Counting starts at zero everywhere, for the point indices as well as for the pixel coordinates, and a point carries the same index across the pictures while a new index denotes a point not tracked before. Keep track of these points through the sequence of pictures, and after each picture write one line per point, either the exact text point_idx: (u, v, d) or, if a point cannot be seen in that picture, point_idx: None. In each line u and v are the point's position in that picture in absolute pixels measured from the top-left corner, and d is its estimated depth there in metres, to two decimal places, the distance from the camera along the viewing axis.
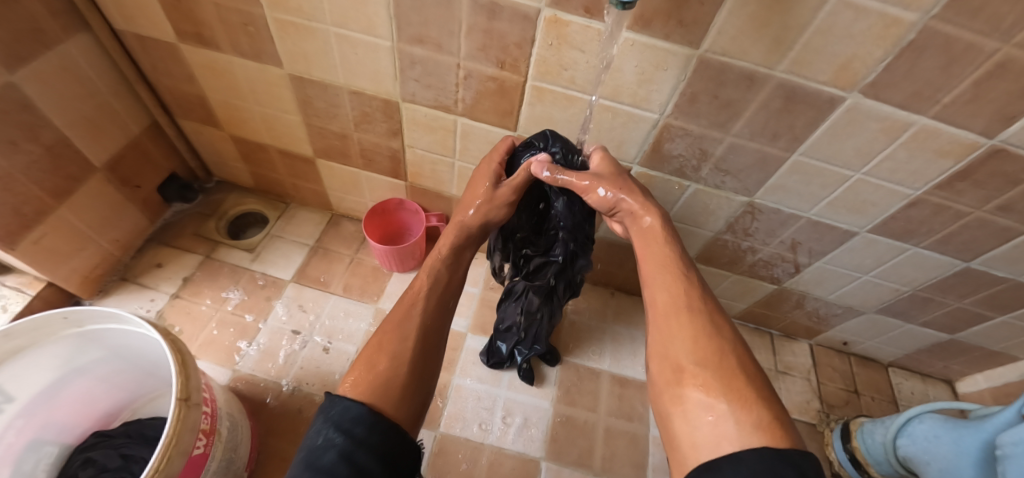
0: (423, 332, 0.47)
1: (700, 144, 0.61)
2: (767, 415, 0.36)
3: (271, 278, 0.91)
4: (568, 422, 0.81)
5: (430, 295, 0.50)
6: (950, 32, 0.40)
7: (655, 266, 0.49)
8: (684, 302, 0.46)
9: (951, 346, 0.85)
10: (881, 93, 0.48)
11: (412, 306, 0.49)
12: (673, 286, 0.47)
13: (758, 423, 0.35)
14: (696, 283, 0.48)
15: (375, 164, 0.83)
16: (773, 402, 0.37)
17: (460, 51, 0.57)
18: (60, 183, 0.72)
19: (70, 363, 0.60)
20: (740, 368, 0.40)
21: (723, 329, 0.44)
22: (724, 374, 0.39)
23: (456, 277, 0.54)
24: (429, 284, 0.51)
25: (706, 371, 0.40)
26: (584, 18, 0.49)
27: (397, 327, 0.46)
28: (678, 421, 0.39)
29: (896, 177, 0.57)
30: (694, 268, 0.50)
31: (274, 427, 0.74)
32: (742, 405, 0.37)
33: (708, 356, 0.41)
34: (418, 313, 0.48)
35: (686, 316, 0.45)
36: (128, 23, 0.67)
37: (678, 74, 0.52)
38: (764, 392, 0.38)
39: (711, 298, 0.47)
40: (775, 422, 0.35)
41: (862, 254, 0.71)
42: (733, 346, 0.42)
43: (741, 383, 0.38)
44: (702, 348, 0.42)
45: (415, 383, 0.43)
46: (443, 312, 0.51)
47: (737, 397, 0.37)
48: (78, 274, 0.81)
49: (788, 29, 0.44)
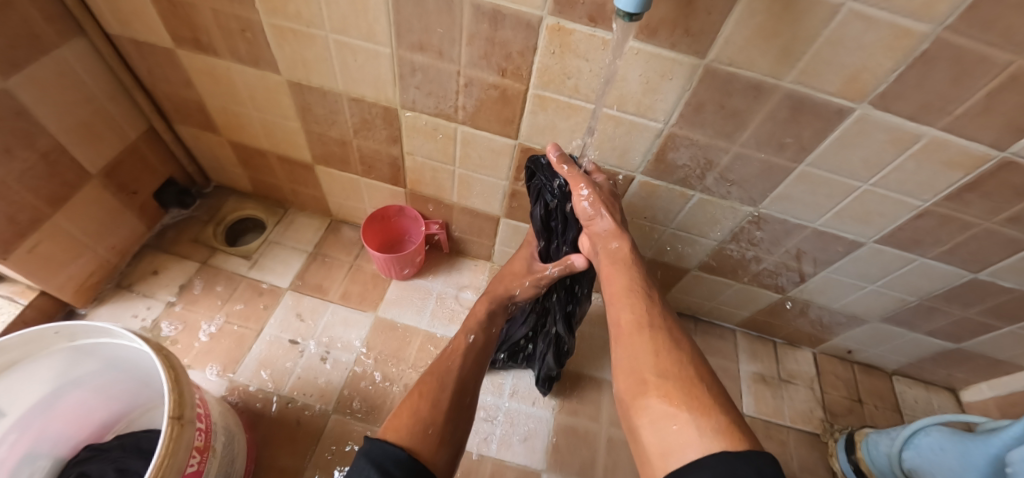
0: (459, 384, 0.55)
1: (705, 154, 0.60)
2: (725, 419, 0.38)
3: (269, 286, 0.90)
4: (570, 432, 0.80)
5: (466, 354, 0.59)
6: (962, 44, 0.39)
7: (619, 287, 0.53)
8: (647, 320, 0.49)
9: (955, 355, 0.84)
10: (891, 104, 0.47)
11: (450, 363, 0.57)
12: (637, 305, 0.50)
13: (719, 427, 0.37)
14: (658, 305, 0.52)
15: (375, 170, 0.82)
16: (730, 409, 0.39)
17: (461, 59, 0.56)
18: (57, 189, 0.71)
19: (66, 375, 0.59)
20: (698, 377, 0.43)
21: (683, 344, 0.47)
22: (685, 384, 0.42)
23: (490, 342, 0.64)
24: (466, 346, 0.60)
25: (671, 382, 0.42)
26: (588, 26, 0.48)
27: (437, 381, 0.54)
28: (646, 434, 0.41)
29: (904, 188, 0.56)
30: (654, 290, 0.54)
31: (272, 437, 0.73)
32: (703, 413, 0.38)
33: (670, 368, 0.43)
34: (455, 369, 0.56)
35: (649, 333, 0.47)
36: (124, 28, 0.66)
37: (684, 83, 0.51)
38: (720, 399, 0.40)
39: (672, 317, 0.51)
40: (731, 425, 0.37)
41: (867, 264, 0.71)
42: (691, 358, 0.45)
43: (699, 390, 0.41)
44: (664, 360, 0.44)
45: (450, 429, 0.49)
46: (479, 370, 0.59)
47: (697, 406, 0.39)
48: (73, 283, 0.80)
49: (797, 40, 0.43)
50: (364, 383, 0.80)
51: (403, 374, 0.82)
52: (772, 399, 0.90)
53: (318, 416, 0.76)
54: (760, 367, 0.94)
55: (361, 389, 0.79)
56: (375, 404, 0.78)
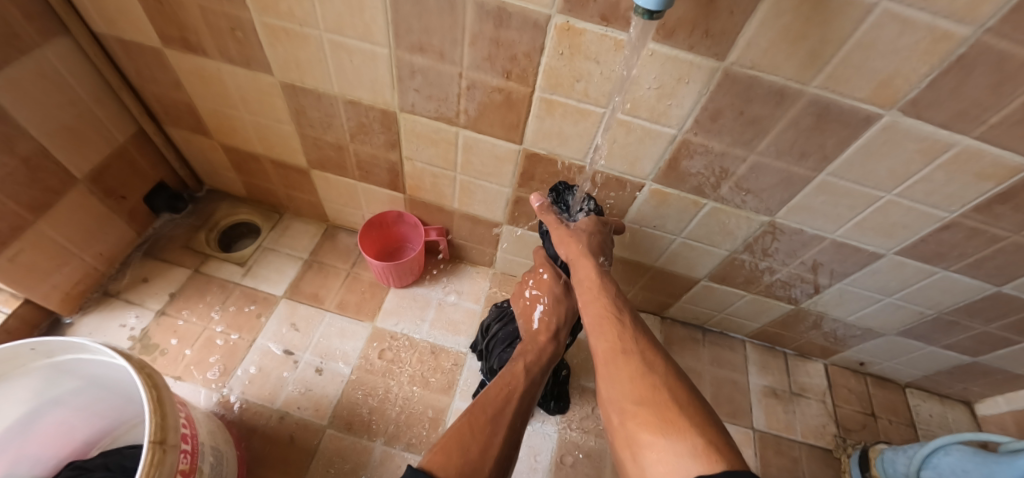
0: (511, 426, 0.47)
1: (721, 162, 0.57)
2: (703, 439, 0.34)
3: (263, 294, 0.87)
4: (574, 449, 0.77)
5: (524, 390, 0.52)
6: (1006, 48, 0.36)
7: (595, 316, 0.51)
8: (622, 347, 0.46)
9: (973, 369, 0.81)
10: (923, 112, 0.43)
11: (508, 400, 0.50)
12: (611, 333, 0.48)
13: (695, 450, 0.33)
14: (632, 328, 0.49)
15: (372, 176, 0.79)
16: (709, 427, 0.35)
17: (463, 60, 0.53)
18: (39, 196, 0.68)
19: (44, 394, 0.56)
20: (674, 398, 0.39)
21: (659, 365, 0.44)
22: (660, 408, 0.38)
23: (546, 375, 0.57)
24: (526, 385, 0.53)
25: (648, 408, 0.38)
26: (600, 26, 0.44)
27: (494, 419, 0.47)
28: (630, 469, 0.37)
29: (931, 199, 0.53)
30: (631, 314, 0.51)
31: (265, 454, 0.70)
32: (680, 437, 0.35)
33: (644, 393, 0.40)
34: (512, 410, 0.49)
35: (624, 359, 0.45)
36: (109, 26, 0.63)
37: (702, 88, 0.48)
38: (698, 418, 0.36)
39: (650, 340, 0.48)
40: (709, 445, 0.33)
41: (886, 277, 0.68)
42: (668, 379, 0.41)
43: (676, 413, 0.37)
44: (639, 385, 0.41)
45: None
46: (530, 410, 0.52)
47: (673, 430, 0.35)
48: (58, 291, 0.77)
49: (825, 43, 0.40)
50: (360, 397, 0.76)
51: (400, 387, 0.79)
52: (783, 414, 0.87)
53: (312, 431, 0.72)
54: (771, 380, 0.91)
55: (357, 402, 0.76)
56: (372, 419, 0.75)
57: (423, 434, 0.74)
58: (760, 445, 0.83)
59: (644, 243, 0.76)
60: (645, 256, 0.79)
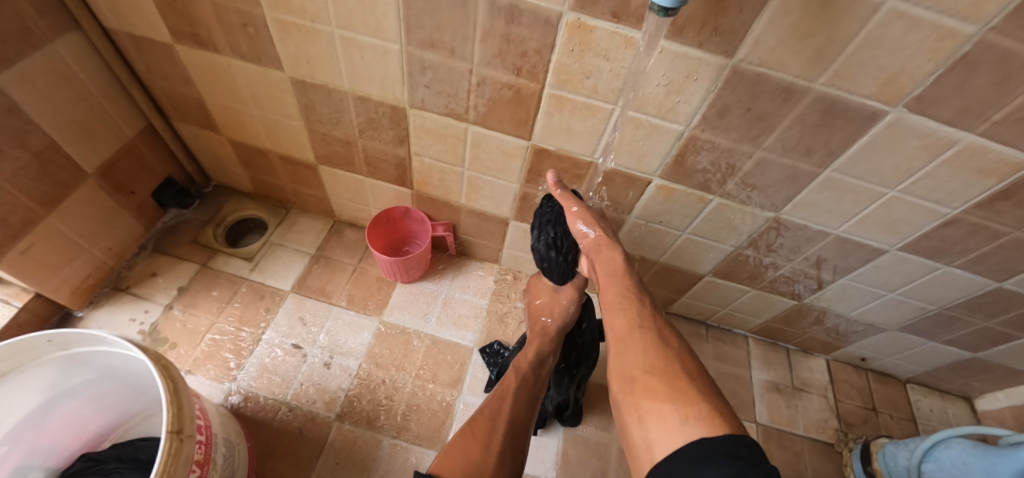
0: (510, 425, 0.53)
1: (728, 158, 0.58)
2: (710, 407, 0.36)
3: (270, 289, 0.87)
4: (580, 442, 0.78)
5: (519, 391, 0.58)
6: (1009, 46, 0.36)
7: (613, 293, 0.51)
8: (638, 323, 0.47)
9: (973, 364, 0.82)
10: (928, 109, 0.44)
11: (502, 401, 0.56)
12: (628, 309, 0.49)
13: (702, 416, 0.35)
14: (649, 306, 0.50)
15: (380, 172, 0.79)
16: (716, 396, 0.37)
17: (474, 57, 0.53)
18: (50, 190, 0.69)
19: (59, 385, 0.57)
20: (685, 370, 0.40)
21: (672, 341, 0.45)
22: (669, 377, 0.40)
23: (541, 380, 0.62)
24: (518, 383, 0.59)
25: (657, 377, 0.40)
26: (610, 23, 0.45)
27: (490, 422, 0.52)
28: (634, 432, 0.38)
29: (933, 195, 0.54)
30: (648, 294, 0.52)
31: (273, 446, 0.71)
32: (687, 403, 0.36)
33: (655, 364, 0.41)
34: (507, 407, 0.55)
35: (639, 333, 0.46)
36: (121, 22, 0.63)
37: (710, 84, 0.49)
38: (706, 388, 0.38)
39: (664, 318, 0.49)
40: (716, 412, 0.35)
41: (888, 272, 0.68)
42: (679, 354, 0.43)
43: (685, 382, 0.39)
44: (652, 356, 0.42)
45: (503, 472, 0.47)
46: (528, 411, 0.57)
47: (682, 397, 0.37)
48: (68, 285, 0.78)
49: (833, 40, 0.41)
50: (368, 391, 0.77)
51: (407, 380, 0.79)
52: (785, 408, 0.88)
53: (320, 424, 0.73)
54: (774, 375, 0.92)
55: (365, 394, 0.77)
56: (380, 412, 0.75)
57: (431, 427, 0.75)
58: (763, 439, 0.84)
59: (649, 239, 0.77)
60: (650, 251, 0.80)
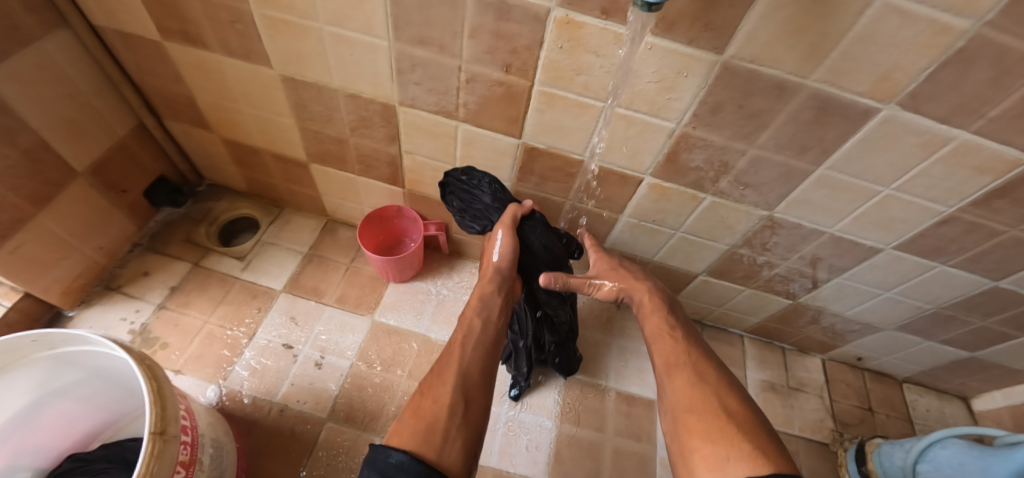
0: (462, 374, 0.51)
1: (721, 156, 0.57)
2: (751, 447, 0.43)
3: (263, 288, 0.87)
4: (573, 443, 0.77)
5: (473, 341, 0.56)
6: (1005, 41, 0.36)
7: (652, 334, 0.60)
8: (675, 360, 0.55)
9: (970, 364, 0.81)
10: (922, 105, 0.44)
11: (454, 354, 0.54)
12: (666, 349, 0.57)
13: (744, 452, 0.42)
14: (686, 343, 0.58)
15: (373, 170, 0.79)
16: (755, 434, 0.44)
17: (464, 53, 0.53)
18: (40, 188, 0.68)
19: (48, 385, 0.57)
20: (724, 408, 0.48)
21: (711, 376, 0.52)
22: (709, 414, 0.47)
23: (496, 322, 0.59)
24: (464, 334, 0.56)
25: (698, 419, 0.47)
26: (600, 19, 0.44)
27: (439, 378, 0.51)
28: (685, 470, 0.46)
29: (929, 194, 0.53)
30: (686, 331, 0.60)
31: (264, 446, 0.70)
32: (730, 443, 0.44)
33: (696, 401, 0.49)
34: (458, 359, 0.53)
35: (678, 372, 0.53)
36: (109, 19, 0.63)
37: (702, 81, 0.48)
38: (745, 426, 0.45)
39: (703, 353, 0.56)
40: (757, 452, 0.42)
41: (885, 271, 0.68)
42: (717, 390, 0.50)
43: (725, 422, 0.46)
44: (691, 396, 0.50)
45: (456, 423, 0.46)
46: (487, 357, 0.55)
47: (723, 437, 0.44)
48: (59, 284, 0.77)
49: (826, 36, 0.40)
50: (360, 391, 0.77)
51: (400, 380, 0.79)
52: (781, 408, 0.87)
53: (312, 424, 0.73)
54: (769, 374, 0.91)
55: (357, 394, 0.76)
56: (373, 412, 0.75)
57: None
58: None
59: (643, 238, 0.77)
60: (645, 250, 0.80)
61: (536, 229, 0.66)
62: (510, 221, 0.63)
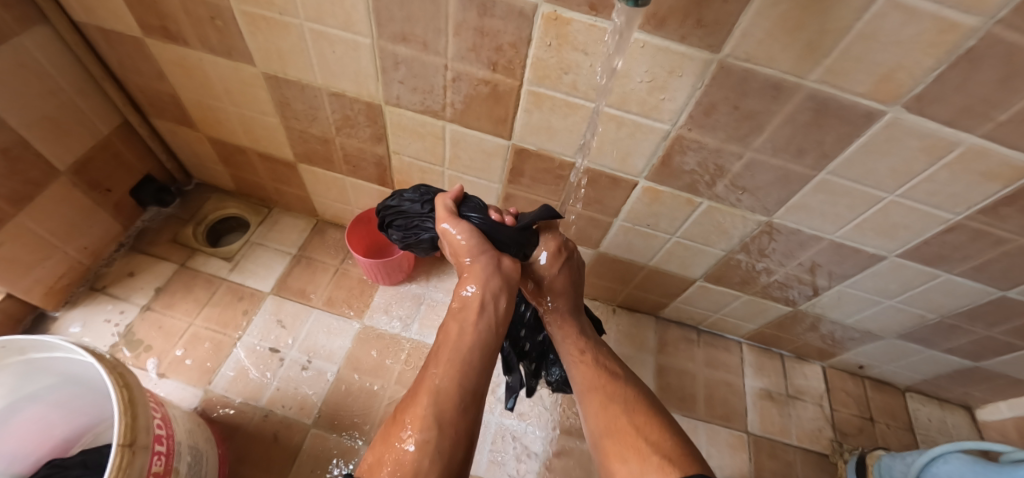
0: (437, 391, 0.44)
1: (716, 159, 0.55)
2: (660, 457, 0.45)
3: (249, 290, 0.85)
4: (563, 452, 0.75)
5: (448, 352, 0.47)
6: (1016, 40, 0.33)
7: (571, 353, 0.60)
8: (592, 381, 0.56)
9: (974, 374, 0.79)
10: (927, 108, 0.41)
11: (429, 368, 0.46)
12: (584, 371, 0.57)
13: (656, 466, 0.44)
14: (602, 360, 0.58)
15: (360, 170, 0.77)
16: (664, 444, 0.46)
17: (448, 51, 0.51)
18: (20, 188, 0.67)
19: (20, 390, 0.55)
20: (635, 424, 0.49)
21: (628, 391, 0.54)
22: (622, 434, 0.49)
23: (488, 332, 0.49)
24: (439, 344, 0.48)
25: (612, 439, 0.49)
26: (588, 15, 0.42)
27: (413, 400, 0.44)
28: None
29: (934, 200, 0.51)
30: (604, 350, 0.61)
31: (248, 452, 0.69)
32: (642, 458, 0.45)
33: (611, 423, 0.50)
34: (433, 372, 0.46)
35: (596, 392, 0.54)
36: (89, 15, 0.61)
37: (695, 81, 0.46)
38: (655, 438, 0.47)
39: (618, 368, 0.57)
40: (665, 460, 0.44)
41: (887, 279, 0.65)
42: (629, 405, 0.52)
43: (637, 438, 0.48)
44: (607, 416, 0.51)
45: (430, 455, 0.40)
46: (469, 370, 0.46)
47: (635, 454, 0.46)
48: (41, 285, 0.76)
49: (825, 33, 0.38)
50: (346, 397, 0.75)
51: (388, 386, 0.77)
52: (778, 417, 0.85)
53: (295, 431, 0.71)
54: (767, 382, 0.89)
55: (343, 399, 0.75)
56: (358, 419, 0.73)
57: None
58: (754, 449, 0.81)
59: (637, 242, 0.75)
60: (639, 255, 0.77)
61: (478, 207, 0.56)
62: (446, 210, 0.53)
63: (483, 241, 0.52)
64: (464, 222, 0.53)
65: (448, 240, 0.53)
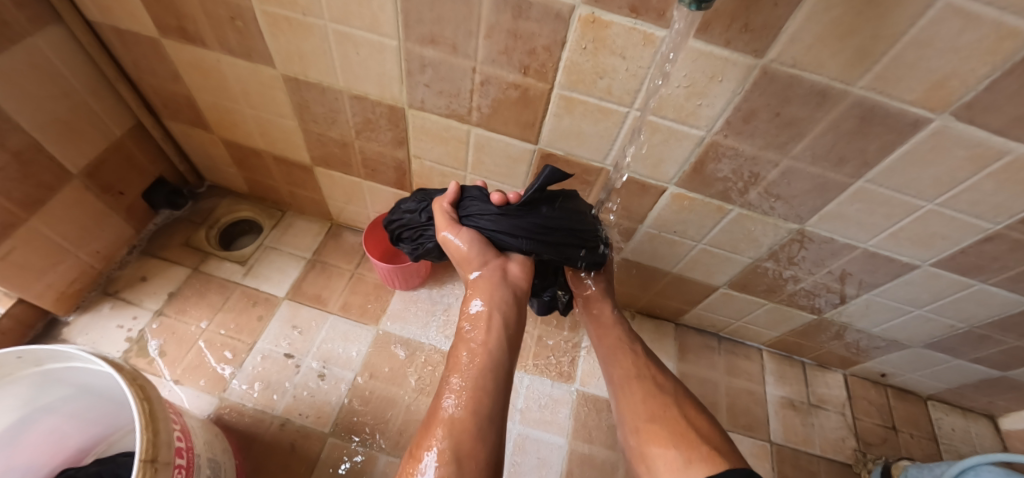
0: (453, 420, 0.44)
1: (751, 166, 0.54)
2: (709, 448, 0.47)
3: (264, 295, 0.84)
4: (585, 462, 0.74)
5: (462, 376, 0.47)
6: None
7: (612, 343, 0.62)
8: (635, 372, 0.58)
9: (1000, 383, 0.77)
10: (979, 116, 0.40)
11: (443, 395, 0.47)
12: (625, 361, 0.59)
13: (704, 454, 0.47)
14: (644, 355, 0.61)
15: (378, 174, 0.76)
16: (711, 437, 0.49)
17: (478, 54, 0.49)
18: (32, 191, 0.65)
19: (35, 402, 0.54)
20: (683, 415, 0.52)
21: (668, 386, 0.56)
22: (671, 422, 0.51)
23: (499, 352, 0.50)
24: (452, 370, 0.48)
25: (657, 425, 0.52)
26: (628, 18, 0.41)
27: (427, 432, 0.44)
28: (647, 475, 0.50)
29: (975, 210, 0.49)
30: (643, 345, 0.62)
31: (265, 463, 0.68)
32: (689, 446, 0.48)
33: (656, 411, 0.53)
34: (449, 398, 0.46)
35: (638, 381, 0.57)
36: (105, 15, 0.60)
37: (736, 86, 0.45)
38: (703, 431, 0.50)
39: (660, 366, 0.60)
40: (713, 450, 0.47)
41: (918, 288, 0.64)
42: (673, 398, 0.55)
43: (687, 429, 0.50)
44: (649, 406, 0.54)
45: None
46: (483, 393, 0.46)
47: (683, 442, 0.49)
48: (53, 290, 0.74)
49: (878, 39, 0.36)
50: (363, 405, 0.74)
51: (406, 394, 0.76)
52: (801, 426, 0.84)
53: (313, 440, 0.70)
54: (789, 391, 0.88)
55: (361, 407, 0.74)
56: (376, 428, 0.72)
57: None
58: (777, 460, 0.80)
59: (661, 248, 0.73)
60: (663, 261, 0.76)
61: (477, 202, 0.56)
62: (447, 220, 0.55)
63: (485, 249, 0.55)
64: (466, 231, 0.55)
65: (455, 252, 0.56)
